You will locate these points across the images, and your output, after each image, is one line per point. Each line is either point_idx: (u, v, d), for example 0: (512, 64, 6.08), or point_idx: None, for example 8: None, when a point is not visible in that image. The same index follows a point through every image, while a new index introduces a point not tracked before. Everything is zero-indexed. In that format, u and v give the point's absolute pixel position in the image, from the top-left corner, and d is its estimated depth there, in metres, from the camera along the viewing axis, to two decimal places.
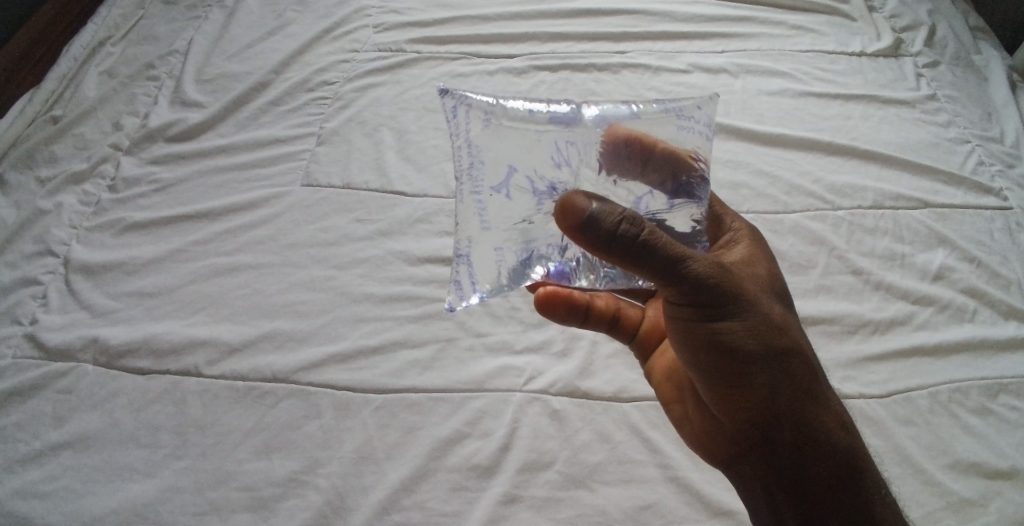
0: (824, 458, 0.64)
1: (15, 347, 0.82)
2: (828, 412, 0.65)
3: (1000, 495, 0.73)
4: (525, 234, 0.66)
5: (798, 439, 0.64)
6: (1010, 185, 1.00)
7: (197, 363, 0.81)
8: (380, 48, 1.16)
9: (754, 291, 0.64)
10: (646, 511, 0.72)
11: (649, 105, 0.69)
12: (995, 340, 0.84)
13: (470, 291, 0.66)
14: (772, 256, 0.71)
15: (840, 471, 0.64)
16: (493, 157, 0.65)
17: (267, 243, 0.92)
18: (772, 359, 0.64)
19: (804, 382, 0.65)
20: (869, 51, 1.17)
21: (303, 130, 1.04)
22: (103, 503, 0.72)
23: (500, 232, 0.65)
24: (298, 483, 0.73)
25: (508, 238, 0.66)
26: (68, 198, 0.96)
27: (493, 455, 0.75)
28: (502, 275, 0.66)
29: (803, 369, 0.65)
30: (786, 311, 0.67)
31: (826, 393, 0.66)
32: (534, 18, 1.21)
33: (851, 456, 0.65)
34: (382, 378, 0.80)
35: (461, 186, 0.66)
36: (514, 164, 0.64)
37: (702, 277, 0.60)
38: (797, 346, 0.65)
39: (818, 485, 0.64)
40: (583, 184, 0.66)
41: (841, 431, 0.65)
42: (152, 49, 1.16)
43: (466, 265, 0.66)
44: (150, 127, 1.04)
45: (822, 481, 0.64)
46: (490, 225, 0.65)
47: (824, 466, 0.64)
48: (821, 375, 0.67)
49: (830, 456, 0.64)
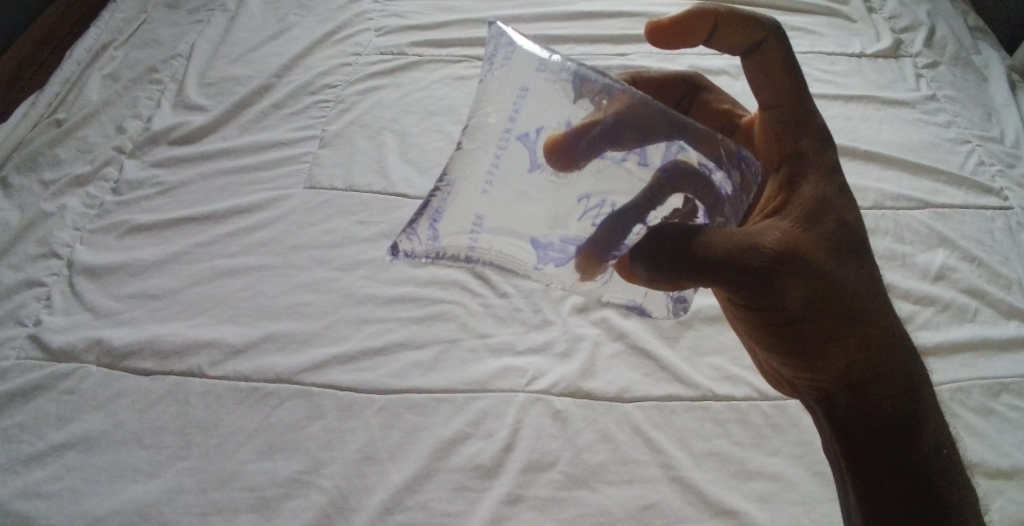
0: (899, 421, 0.61)
1: (18, 348, 0.83)
2: (900, 366, 0.62)
3: (1002, 494, 0.73)
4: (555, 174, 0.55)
5: (862, 406, 0.62)
6: (1010, 185, 1.00)
7: (200, 364, 0.81)
8: (382, 51, 1.17)
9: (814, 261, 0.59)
10: (649, 511, 0.72)
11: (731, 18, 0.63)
12: (997, 340, 0.84)
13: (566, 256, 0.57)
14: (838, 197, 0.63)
15: (903, 431, 0.61)
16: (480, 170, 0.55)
17: (269, 245, 0.92)
18: (834, 325, 0.60)
19: (881, 349, 0.62)
20: (868, 53, 1.18)
21: (305, 134, 1.05)
22: (105, 504, 0.72)
23: (525, 197, 0.55)
24: (301, 483, 0.73)
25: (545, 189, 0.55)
26: (72, 201, 0.96)
27: (495, 455, 0.75)
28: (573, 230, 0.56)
29: (863, 337, 0.61)
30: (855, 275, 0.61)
31: (889, 370, 0.62)
32: (534, 21, 1.22)
33: (917, 417, 0.61)
34: (383, 379, 0.80)
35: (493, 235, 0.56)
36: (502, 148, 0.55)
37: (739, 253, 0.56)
38: (859, 303, 0.61)
39: (885, 447, 0.61)
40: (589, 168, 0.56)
41: (900, 410, 0.62)
42: (155, 52, 1.17)
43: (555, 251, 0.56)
44: (153, 130, 1.04)
45: (892, 438, 0.61)
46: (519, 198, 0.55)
47: (894, 426, 0.61)
48: (891, 348, 0.62)
49: (902, 415, 0.61)
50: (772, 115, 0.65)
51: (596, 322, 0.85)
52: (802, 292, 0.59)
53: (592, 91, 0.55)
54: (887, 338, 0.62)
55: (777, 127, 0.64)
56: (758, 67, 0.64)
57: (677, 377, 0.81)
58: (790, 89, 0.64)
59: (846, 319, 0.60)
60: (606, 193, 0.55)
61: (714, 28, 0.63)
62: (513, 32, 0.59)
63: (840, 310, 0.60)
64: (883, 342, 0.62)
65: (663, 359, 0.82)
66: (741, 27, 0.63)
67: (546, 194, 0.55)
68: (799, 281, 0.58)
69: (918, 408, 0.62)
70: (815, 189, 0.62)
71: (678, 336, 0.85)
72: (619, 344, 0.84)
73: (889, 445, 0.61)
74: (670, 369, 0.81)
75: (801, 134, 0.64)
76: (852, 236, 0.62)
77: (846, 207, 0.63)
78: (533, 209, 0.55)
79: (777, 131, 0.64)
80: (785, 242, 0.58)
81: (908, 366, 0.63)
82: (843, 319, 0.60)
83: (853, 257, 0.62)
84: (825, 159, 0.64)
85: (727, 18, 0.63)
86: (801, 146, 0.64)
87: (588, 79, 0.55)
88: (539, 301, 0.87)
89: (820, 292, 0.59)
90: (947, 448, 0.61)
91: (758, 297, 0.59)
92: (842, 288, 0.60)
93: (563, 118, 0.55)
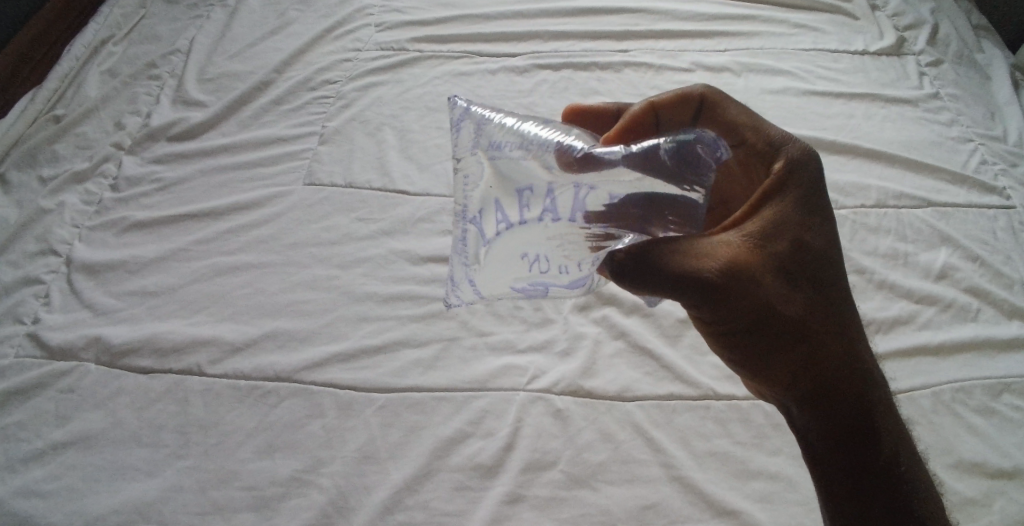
0: (859, 440, 0.59)
1: (16, 346, 0.82)
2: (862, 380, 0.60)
3: (1003, 495, 0.73)
4: (508, 239, 0.57)
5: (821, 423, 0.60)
6: (1013, 184, 1.00)
7: (199, 362, 0.81)
8: (381, 47, 1.16)
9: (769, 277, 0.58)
10: (649, 511, 0.72)
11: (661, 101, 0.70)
12: (999, 339, 0.84)
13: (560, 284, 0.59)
14: (807, 213, 0.61)
15: (862, 444, 0.59)
16: (456, 249, 0.60)
17: (268, 242, 0.92)
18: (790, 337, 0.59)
19: (843, 366, 0.60)
20: (871, 50, 1.17)
21: (305, 130, 1.04)
22: (104, 503, 0.72)
23: (492, 266, 0.58)
24: (300, 482, 0.73)
25: (506, 253, 0.58)
26: (70, 198, 0.96)
27: (495, 455, 0.74)
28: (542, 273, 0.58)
29: (823, 352, 0.59)
30: (816, 290, 0.60)
31: (851, 387, 0.60)
32: (536, 18, 1.22)
33: (876, 436, 0.59)
34: (384, 377, 0.80)
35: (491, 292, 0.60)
36: (463, 229, 0.59)
37: (691, 268, 0.56)
38: (815, 315, 0.59)
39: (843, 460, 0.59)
40: (543, 227, 0.57)
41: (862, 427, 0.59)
42: (154, 48, 1.16)
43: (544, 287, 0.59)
44: (152, 126, 1.04)
45: (849, 450, 0.59)
46: (489, 269, 0.58)
47: (853, 440, 0.59)
48: (854, 365, 0.60)
49: (860, 429, 0.59)
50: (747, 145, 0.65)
51: (597, 320, 0.85)
52: (753, 305, 0.58)
53: (519, 161, 0.59)
54: (847, 352, 0.60)
55: (757, 155, 0.64)
56: (713, 124, 0.68)
57: (678, 376, 0.80)
58: (760, 124, 0.65)
59: (802, 332, 0.59)
60: (543, 248, 0.57)
61: (656, 119, 0.70)
62: (472, 111, 0.64)
63: (798, 325, 0.59)
64: (843, 356, 0.60)
65: (664, 358, 0.82)
66: (679, 111, 0.70)
67: (498, 264, 0.58)
68: (747, 294, 0.57)
69: (879, 427, 0.60)
70: (783, 205, 0.61)
71: (679, 335, 0.84)
72: (619, 342, 0.83)
73: (846, 461, 0.59)
74: (671, 369, 0.81)
75: (779, 156, 0.63)
76: (813, 249, 0.60)
77: (811, 222, 0.61)
78: (492, 277, 0.59)
79: (755, 158, 0.64)
80: (736, 255, 0.57)
81: (869, 382, 0.60)
82: (798, 331, 0.59)
83: (814, 270, 0.60)
84: (800, 177, 0.62)
85: (663, 107, 0.69)
86: (776, 169, 0.62)
87: (516, 150, 0.59)
88: (539, 300, 0.87)
89: (770, 306, 0.58)
90: (903, 462, 0.60)
91: (711, 307, 0.58)
92: (797, 303, 0.58)
93: (496, 193, 0.58)
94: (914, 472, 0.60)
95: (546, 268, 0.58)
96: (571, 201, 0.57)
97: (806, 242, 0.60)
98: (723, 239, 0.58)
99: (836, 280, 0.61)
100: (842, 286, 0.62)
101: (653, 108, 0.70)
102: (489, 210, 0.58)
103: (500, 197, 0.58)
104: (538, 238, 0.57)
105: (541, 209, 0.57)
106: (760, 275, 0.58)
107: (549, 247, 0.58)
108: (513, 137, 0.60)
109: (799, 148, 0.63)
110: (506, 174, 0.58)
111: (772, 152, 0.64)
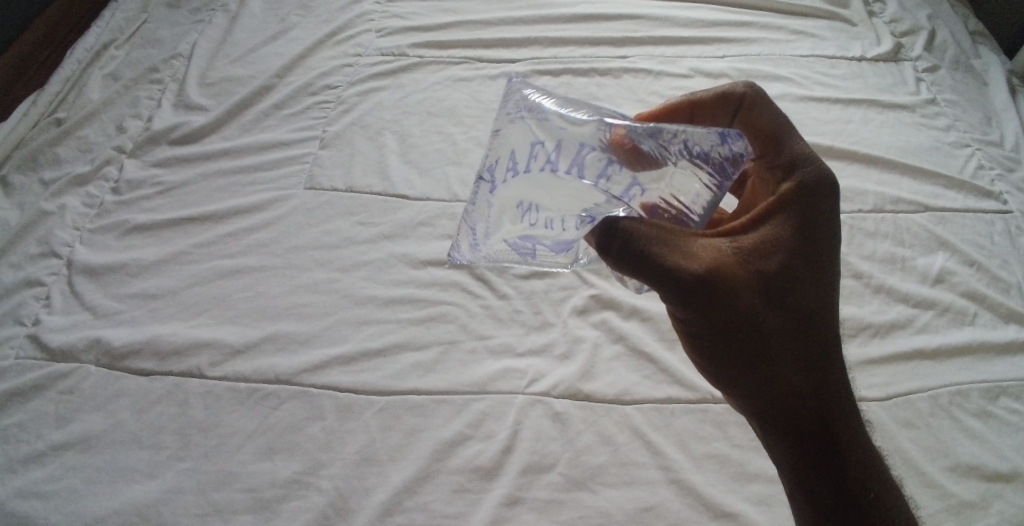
0: (826, 451, 0.59)
1: (17, 348, 0.82)
2: (838, 405, 0.60)
3: (1001, 498, 0.73)
4: (510, 188, 0.58)
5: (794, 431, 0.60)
6: (1010, 189, 1.00)
7: (200, 365, 0.81)
8: (382, 52, 1.17)
9: (749, 281, 0.59)
10: (648, 514, 0.72)
11: (694, 97, 0.69)
12: (996, 343, 0.84)
13: (550, 244, 0.59)
14: (809, 231, 0.60)
15: (825, 464, 0.59)
16: (470, 200, 0.63)
17: (268, 246, 0.92)
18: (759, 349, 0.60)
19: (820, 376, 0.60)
20: (869, 56, 1.18)
21: (306, 134, 1.05)
22: (104, 505, 0.72)
23: (494, 214, 0.60)
24: (300, 484, 0.73)
25: (507, 201, 0.59)
26: (72, 201, 0.96)
27: (495, 457, 0.75)
28: (534, 226, 0.58)
29: (799, 362, 0.60)
30: (802, 302, 0.60)
31: (824, 399, 0.60)
32: (536, 23, 1.22)
33: (843, 451, 0.60)
34: (384, 380, 0.80)
35: (489, 242, 0.61)
36: (478, 181, 0.62)
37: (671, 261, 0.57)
38: (789, 333, 0.60)
39: (802, 474, 0.60)
40: (544, 179, 0.57)
41: (832, 439, 0.59)
42: (156, 52, 1.17)
43: (534, 243, 0.59)
44: (154, 130, 1.04)
45: (811, 466, 0.60)
46: (492, 218, 0.60)
47: (818, 459, 0.60)
48: (830, 378, 0.60)
49: (826, 449, 0.59)
50: (765, 161, 0.64)
51: (596, 324, 0.86)
52: (720, 313, 0.60)
53: (536, 122, 0.60)
54: (826, 370, 0.60)
55: (771, 168, 0.63)
56: (745, 127, 0.66)
57: (676, 379, 0.81)
58: (785, 137, 0.64)
59: (777, 344, 0.60)
60: (539, 199, 0.58)
61: (689, 118, 0.70)
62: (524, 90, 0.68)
63: (777, 330, 0.60)
64: (819, 378, 0.60)
65: (663, 361, 0.82)
66: (716, 112, 0.68)
67: (496, 211, 0.59)
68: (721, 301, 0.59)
69: (846, 440, 0.60)
70: (786, 221, 0.60)
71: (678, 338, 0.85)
72: (618, 346, 0.84)
73: (812, 471, 0.60)
74: (669, 372, 0.81)
75: (790, 178, 0.62)
76: (806, 265, 0.60)
77: (809, 246, 0.60)
78: (489, 224, 0.60)
79: (769, 173, 0.64)
80: (713, 263, 0.58)
81: (845, 399, 0.60)
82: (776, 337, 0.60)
83: (798, 293, 0.60)
84: (811, 197, 0.61)
85: (698, 105, 0.68)
86: (783, 188, 0.61)
87: (537, 114, 0.61)
88: (539, 303, 0.87)
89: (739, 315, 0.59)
90: (872, 490, 0.60)
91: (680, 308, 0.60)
92: (776, 311, 0.60)
93: (510, 148, 0.60)
94: (887, 504, 0.60)
95: (535, 220, 0.58)
96: (571, 157, 0.58)
97: (799, 257, 0.60)
98: (709, 246, 0.59)
99: (828, 305, 0.60)
100: (834, 314, 0.61)
101: (688, 106, 0.69)
102: (502, 159, 0.60)
103: (513, 151, 0.59)
104: (535, 190, 0.58)
105: (542, 161, 0.58)
106: (737, 286, 0.59)
107: (541, 201, 0.58)
108: (542, 106, 0.62)
109: (816, 170, 0.62)
110: (526, 131, 0.60)
111: (787, 169, 0.62)
